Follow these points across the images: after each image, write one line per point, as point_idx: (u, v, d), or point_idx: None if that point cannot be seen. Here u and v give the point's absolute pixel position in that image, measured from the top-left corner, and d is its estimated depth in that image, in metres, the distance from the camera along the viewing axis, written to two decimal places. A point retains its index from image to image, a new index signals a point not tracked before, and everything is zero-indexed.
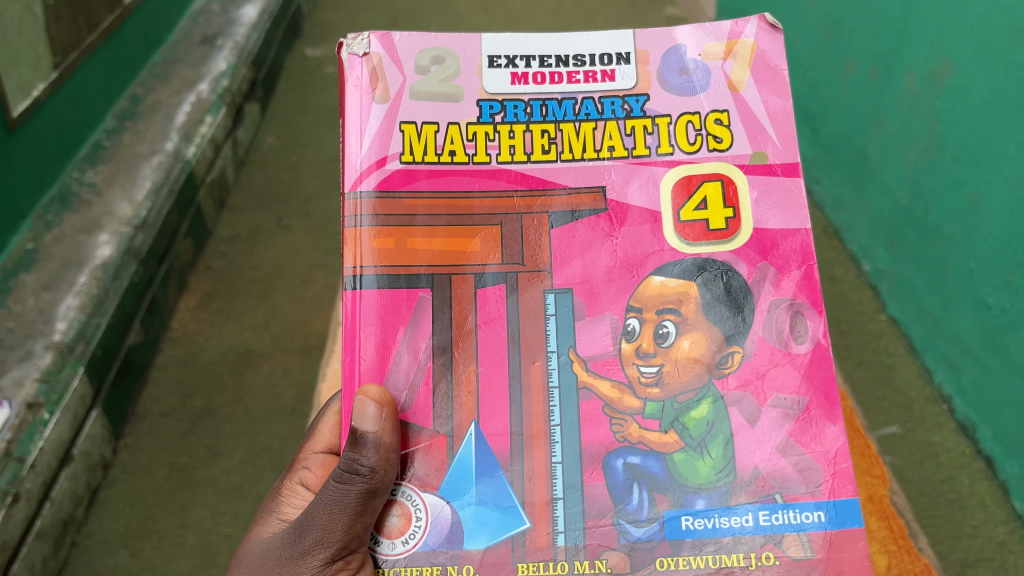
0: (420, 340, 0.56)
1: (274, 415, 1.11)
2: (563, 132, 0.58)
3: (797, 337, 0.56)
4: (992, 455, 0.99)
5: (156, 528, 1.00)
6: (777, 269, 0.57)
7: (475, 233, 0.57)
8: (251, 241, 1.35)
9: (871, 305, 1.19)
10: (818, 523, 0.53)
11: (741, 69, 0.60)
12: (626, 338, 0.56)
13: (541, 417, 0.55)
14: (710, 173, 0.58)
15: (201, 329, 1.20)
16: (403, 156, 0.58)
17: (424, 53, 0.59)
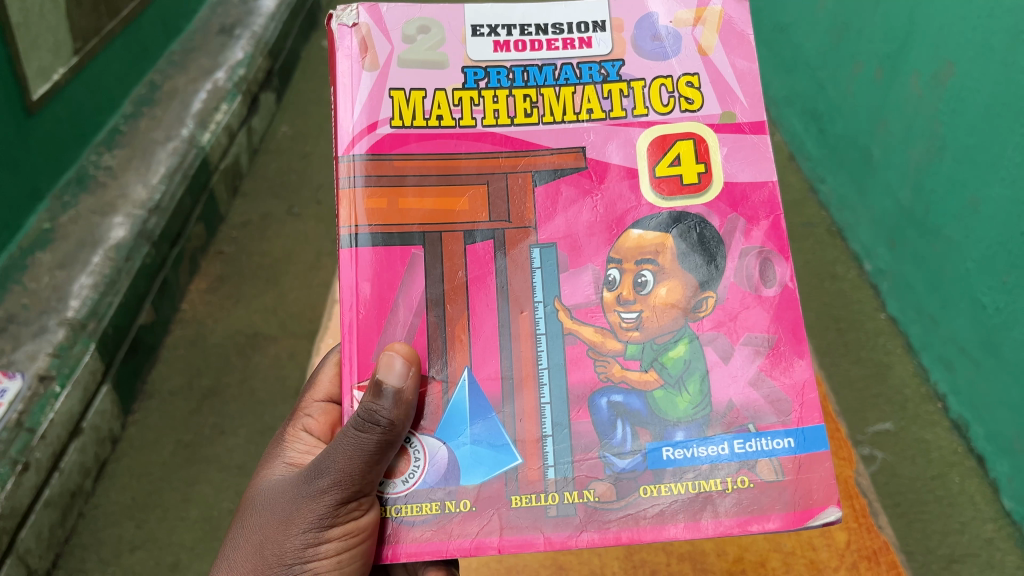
0: (414, 295, 0.57)
1: (279, 397, 1.13)
2: (544, 97, 0.59)
3: (766, 282, 0.57)
4: (983, 454, 0.99)
5: (160, 502, 1.02)
6: (746, 219, 0.58)
7: (464, 192, 0.58)
8: (263, 227, 1.37)
9: (871, 304, 1.20)
10: (787, 448, 0.55)
11: (710, 35, 0.60)
12: (607, 287, 0.57)
13: (530, 361, 0.57)
14: (683, 133, 0.59)
15: (211, 311, 1.22)
16: (393, 121, 0.58)
17: (410, 22, 0.59)
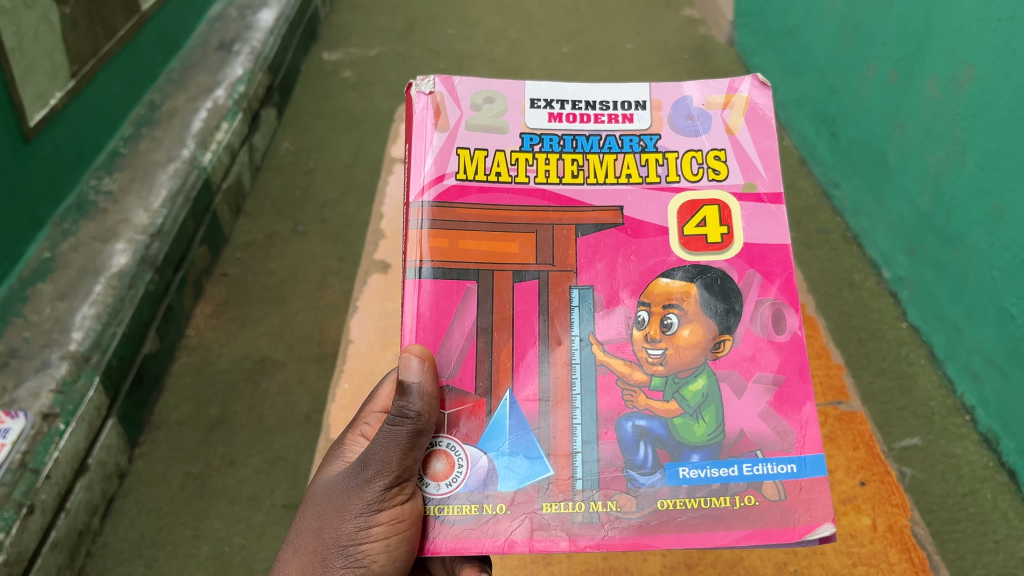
0: (466, 322, 0.60)
1: (288, 424, 1.08)
2: (589, 162, 0.63)
3: (778, 329, 0.60)
4: (1015, 468, 0.96)
5: (170, 538, 0.96)
6: (763, 276, 0.61)
7: (515, 238, 0.61)
8: (268, 247, 1.34)
9: (891, 312, 1.17)
10: (790, 473, 0.57)
11: (737, 116, 0.64)
12: (636, 325, 0.60)
13: (565, 384, 0.59)
14: (709, 199, 0.62)
15: (217, 336, 1.19)
16: (458, 174, 0.62)
17: (478, 93, 0.64)
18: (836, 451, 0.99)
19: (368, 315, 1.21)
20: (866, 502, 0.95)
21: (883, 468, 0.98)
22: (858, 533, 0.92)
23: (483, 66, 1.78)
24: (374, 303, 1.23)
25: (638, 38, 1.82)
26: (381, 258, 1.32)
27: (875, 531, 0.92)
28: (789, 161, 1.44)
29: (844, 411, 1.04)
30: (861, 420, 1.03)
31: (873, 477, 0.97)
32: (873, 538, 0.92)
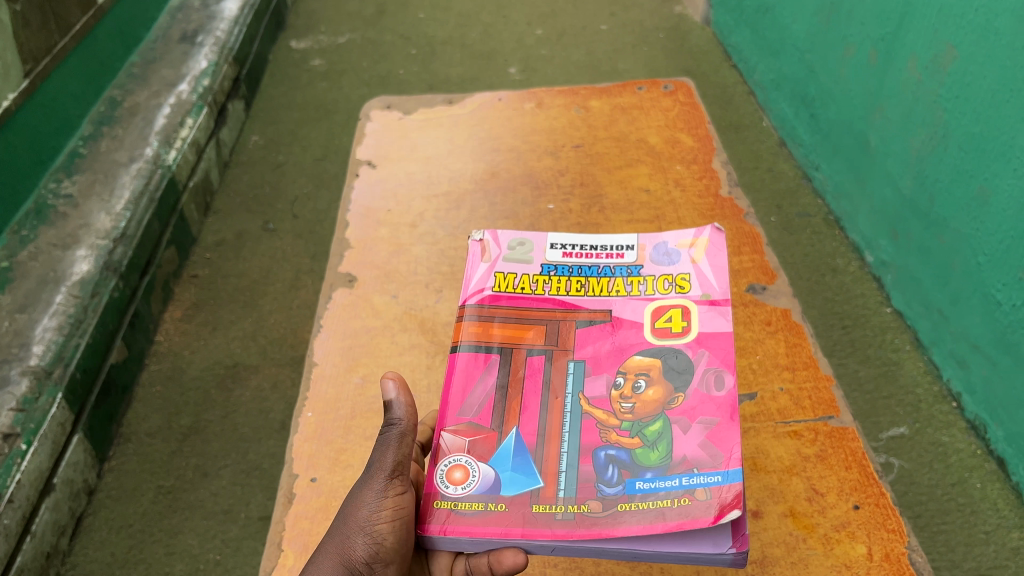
0: (492, 378, 0.69)
1: (264, 431, 1.04)
2: (589, 282, 0.75)
3: (718, 387, 0.65)
4: (1003, 456, 0.94)
5: (142, 556, 0.92)
6: (710, 355, 0.66)
7: (531, 327, 0.72)
8: (238, 246, 1.30)
9: (875, 297, 1.15)
10: (717, 482, 0.58)
11: (700, 253, 0.74)
12: (614, 388, 0.66)
13: (558, 425, 0.65)
14: (673, 304, 0.71)
15: (187, 342, 1.15)
16: (494, 287, 0.74)
17: (516, 240, 0.78)
18: (827, 472, 0.88)
19: (333, 335, 1.10)
20: (861, 529, 0.83)
21: (878, 489, 0.87)
22: (854, 563, 0.81)
23: (455, 52, 1.74)
24: (338, 321, 1.12)
25: (613, 19, 1.79)
26: (348, 270, 1.21)
27: (871, 561, 0.81)
28: (768, 143, 1.42)
29: (836, 427, 0.92)
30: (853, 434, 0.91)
31: (867, 500, 0.85)
32: (870, 569, 0.80)
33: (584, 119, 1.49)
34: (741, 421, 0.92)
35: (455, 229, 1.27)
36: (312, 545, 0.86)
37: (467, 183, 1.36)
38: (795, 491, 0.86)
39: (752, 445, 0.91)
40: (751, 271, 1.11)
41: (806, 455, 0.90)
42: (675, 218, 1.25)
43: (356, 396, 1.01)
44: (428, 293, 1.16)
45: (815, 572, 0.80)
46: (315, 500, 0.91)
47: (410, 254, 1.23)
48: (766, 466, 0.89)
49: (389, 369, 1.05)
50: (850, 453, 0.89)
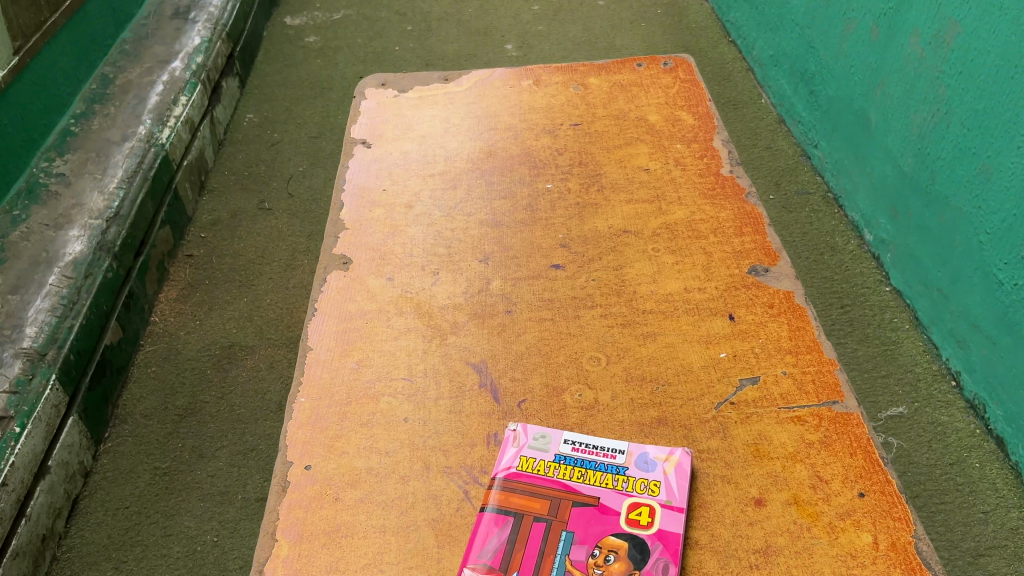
0: (506, 533, 0.81)
1: (260, 413, 1.01)
2: (588, 473, 0.85)
3: (665, 571, 0.77)
4: (1003, 436, 0.91)
5: (139, 538, 0.89)
6: (667, 560, 0.78)
7: (543, 502, 0.83)
8: (232, 226, 1.28)
9: (874, 276, 1.13)
10: None
11: (670, 466, 0.86)
12: (592, 556, 0.78)
13: (548, 568, 0.77)
14: (644, 502, 0.83)
15: (183, 322, 1.13)
16: (518, 467, 0.87)
17: (541, 435, 0.90)
18: (832, 458, 0.88)
19: (327, 319, 1.10)
20: (866, 517, 0.83)
21: (884, 477, 0.86)
22: (859, 552, 0.80)
23: (451, 28, 1.72)
24: (332, 305, 1.12)
25: None
26: (342, 253, 1.21)
27: (876, 550, 0.80)
28: (766, 121, 1.40)
29: (840, 413, 0.93)
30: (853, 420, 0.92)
31: (872, 488, 0.85)
32: (876, 558, 0.79)
33: (581, 97, 1.47)
34: (743, 409, 0.93)
35: (451, 210, 1.26)
36: (306, 534, 0.86)
37: (463, 162, 1.35)
38: (799, 479, 0.86)
39: (755, 431, 0.91)
40: (752, 253, 1.14)
41: (810, 441, 0.90)
42: (675, 198, 1.24)
43: (351, 381, 1.01)
44: (424, 275, 1.15)
45: (820, 561, 0.79)
46: (309, 488, 0.90)
47: (405, 236, 1.22)
48: (769, 452, 0.89)
49: (384, 353, 1.04)
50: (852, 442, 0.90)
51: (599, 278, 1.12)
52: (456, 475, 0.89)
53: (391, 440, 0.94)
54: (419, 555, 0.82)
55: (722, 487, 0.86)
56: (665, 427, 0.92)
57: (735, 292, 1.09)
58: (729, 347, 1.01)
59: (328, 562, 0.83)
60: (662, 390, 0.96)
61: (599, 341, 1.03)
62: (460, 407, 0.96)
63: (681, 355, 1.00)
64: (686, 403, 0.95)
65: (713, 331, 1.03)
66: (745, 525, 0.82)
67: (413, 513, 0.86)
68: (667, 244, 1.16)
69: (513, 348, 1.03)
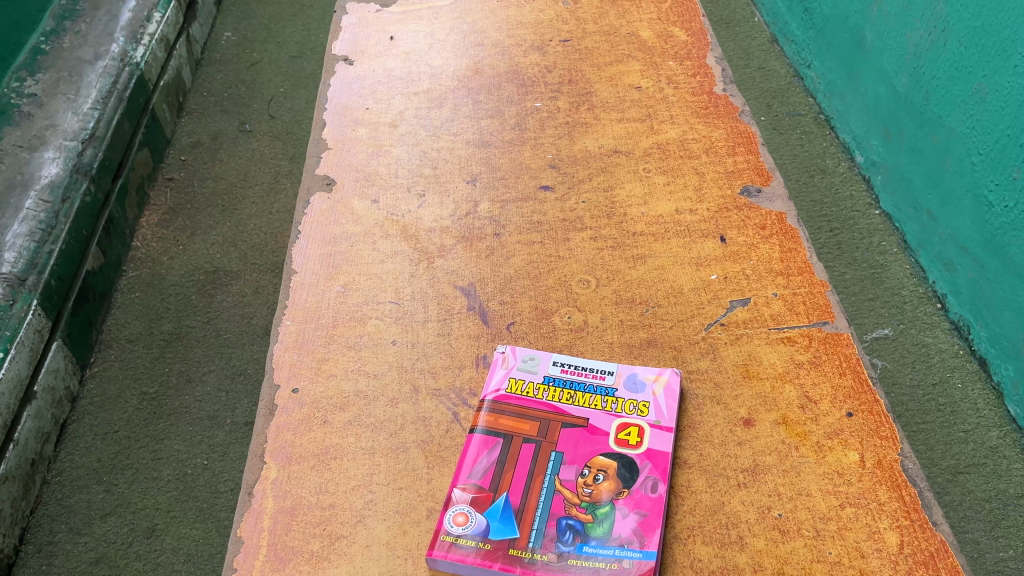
0: (496, 453, 0.81)
1: (247, 337, 1.00)
2: (577, 395, 0.86)
3: (653, 489, 0.78)
4: (985, 357, 0.90)
5: (130, 462, 0.89)
6: (656, 477, 0.79)
7: (531, 423, 0.84)
8: (214, 148, 1.25)
9: (864, 199, 1.10)
10: (639, 553, 0.73)
11: (659, 386, 0.87)
12: (580, 475, 0.79)
13: (537, 488, 0.78)
14: (633, 422, 0.84)
15: (165, 248, 1.11)
16: (507, 388, 0.87)
17: (530, 356, 0.90)
18: (821, 379, 0.89)
19: (312, 242, 1.09)
20: (854, 436, 0.84)
21: (871, 396, 0.88)
22: (846, 470, 0.81)
23: None
24: (316, 228, 1.11)
25: None
26: (325, 174, 1.19)
27: (863, 468, 0.81)
28: (759, 39, 1.37)
29: (830, 333, 0.94)
30: (846, 340, 0.93)
31: (860, 407, 0.86)
32: (862, 476, 0.81)
33: (571, 13, 1.45)
34: (734, 331, 0.94)
35: (437, 129, 1.24)
36: (295, 457, 0.87)
37: (448, 81, 1.32)
38: (789, 399, 0.87)
39: (745, 352, 0.92)
40: (745, 172, 1.14)
41: (800, 361, 0.91)
42: (667, 117, 1.23)
43: (337, 304, 1.01)
44: (410, 197, 1.13)
45: (807, 478, 0.80)
46: (297, 411, 0.91)
47: (390, 156, 1.20)
48: (759, 373, 0.90)
49: (370, 277, 1.03)
50: (842, 359, 0.91)
51: (589, 200, 1.11)
52: (445, 398, 0.90)
53: (379, 363, 0.94)
54: (409, 476, 0.83)
55: (711, 408, 0.87)
56: (655, 348, 0.93)
57: (727, 213, 1.08)
58: (721, 269, 1.01)
59: (317, 484, 0.84)
60: (651, 312, 0.96)
61: (589, 263, 1.02)
62: (448, 330, 0.96)
63: (671, 278, 1.00)
64: (676, 324, 0.95)
65: (704, 253, 1.03)
66: (733, 445, 0.83)
67: (402, 435, 0.87)
68: (658, 164, 1.15)
69: (502, 271, 1.02)
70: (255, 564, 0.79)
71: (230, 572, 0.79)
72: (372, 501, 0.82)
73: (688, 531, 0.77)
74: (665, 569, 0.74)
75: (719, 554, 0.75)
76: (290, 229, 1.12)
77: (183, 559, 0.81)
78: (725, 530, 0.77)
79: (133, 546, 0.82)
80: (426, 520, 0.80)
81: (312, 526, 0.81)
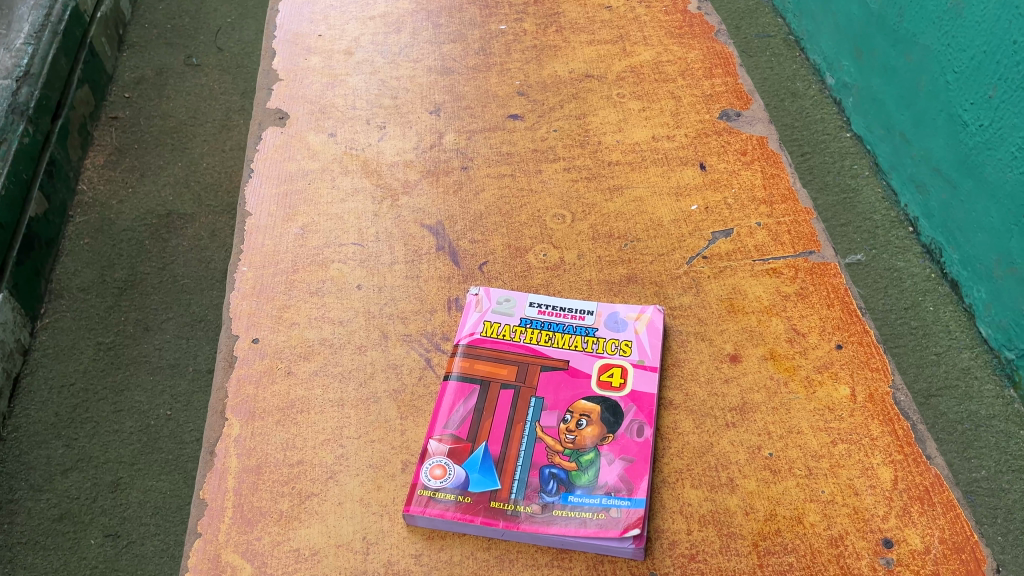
0: (473, 400, 0.79)
1: (206, 282, 0.96)
2: (556, 336, 0.84)
3: (638, 434, 0.76)
4: (957, 279, 0.89)
5: (89, 415, 0.86)
6: (640, 420, 0.77)
7: (509, 367, 0.81)
8: (160, 84, 1.19)
9: (834, 122, 1.08)
10: (627, 502, 0.71)
11: (641, 324, 0.85)
12: (563, 421, 0.76)
13: (518, 436, 0.76)
14: (615, 363, 0.81)
15: (114, 191, 1.06)
16: (482, 332, 0.85)
17: (504, 297, 0.88)
18: (808, 310, 0.87)
19: (266, 181, 1.04)
20: (844, 369, 0.82)
21: (861, 327, 0.86)
22: (837, 405, 0.79)
23: None
24: (270, 165, 1.05)
25: None
26: (277, 107, 1.13)
27: (854, 402, 0.80)
28: None
29: (817, 263, 0.92)
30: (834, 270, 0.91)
31: (850, 339, 0.85)
32: (854, 410, 0.79)
33: None
34: (717, 263, 0.92)
35: (395, 56, 1.18)
36: (258, 411, 0.82)
37: (406, 4, 1.26)
38: (776, 332, 0.85)
39: (729, 285, 0.90)
40: (723, 96, 1.10)
41: (786, 294, 0.89)
42: (640, 38, 1.19)
43: (296, 248, 0.96)
44: (370, 129, 1.09)
45: (797, 416, 0.79)
46: (258, 363, 0.86)
47: (347, 86, 1.15)
48: (744, 307, 0.88)
49: (331, 217, 0.99)
50: (828, 288, 0.89)
51: (560, 128, 1.07)
52: (415, 343, 0.86)
53: (344, 309, 0.90)
54: (381, 427, 0.80)
55: (695, 345, 0.85)
56: (635, 284, 0.90)
57: (706, 139, 1.05)
58: (701, 199, 0.98)
59: (283, 440, 0.80)
60: (630, 247, 0.94)
61: (562, 197, 0.99)
62: (417, 272, 0.93)
63: (650, 210, 0.97)
64: (656, 260, 0.93)
65: (683, 182, 1.00)
66: (720, 383, 0.81)
67: (372, 385, 0.83)
68: (632, 89, 1.12)
69: (471, 207, 0.99)
70: (220, 527, 0.74)
71: (195, 536, 0.74)
72: (344, 456, 0.78)
73: (676, 475, 0.75)
74: (654, 516, 0.72)
75: (708, 497, 0.73)
76: (243, 168, 1.06)
77: (151, 513, 0.79)
78: (714, 473, 0.75)
79: (97, 500, 0.80)
80: (401, 474, 0.76)
81: (280, 484, 0.77)
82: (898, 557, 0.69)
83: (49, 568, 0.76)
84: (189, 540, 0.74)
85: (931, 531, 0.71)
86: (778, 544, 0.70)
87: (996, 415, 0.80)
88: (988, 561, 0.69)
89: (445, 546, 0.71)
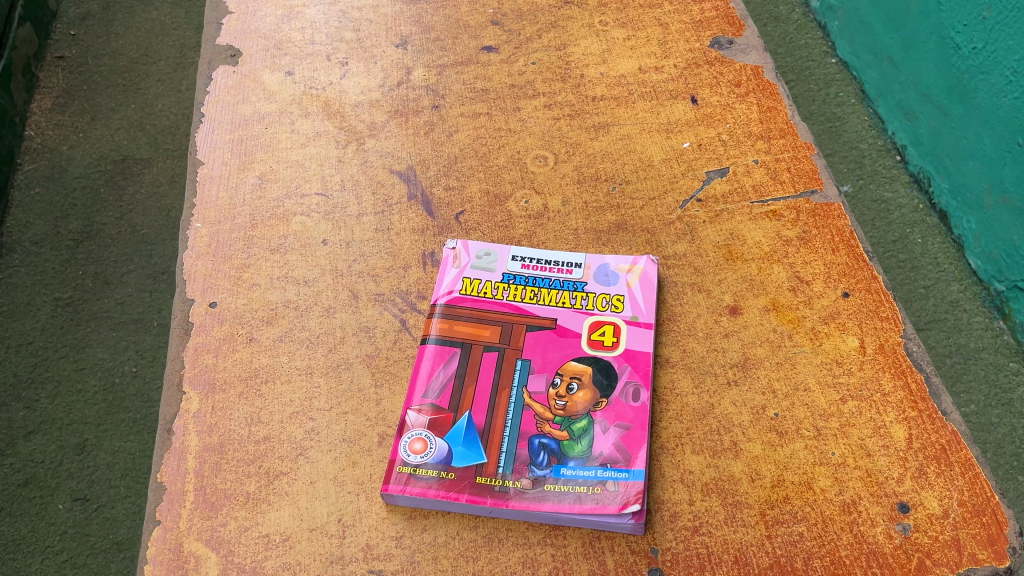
0: (453, 367, 0.75)
1: (167, 232, 0.91)
2: (541, 292, 0.80)
3: (635, 398, 0.73)
4: (945, 210, 0.87)
5: (49, 375, 0.82)
6: (636, 380, 0.74)
7: (491, 328, 0.77)
8: (107, 19, 1.11)
9: (819, 48, 1.04)
10: (625, 475, 0.68)
11: (634, 277, 0.81)
12: (552, 386, 0.73)
13: (504, 404, 0.72)
14: (608, 321, 0.77)
15: (64, 136, 1.00)
16: (461, 290, 0.80)
17: (484, 250, 0.84)
18: (812, 256, 0.83)
19: (218, 127, 0.98)
20: (852, 320, 0.78)
21: (868, 273, 0.82)
22: (845, 358, 0.76)
23: None
24: (222, 109, 0.99)
25: None
26: (228, 44, 1.06)
27: (864, 354, 0.76)
28: None
29: (819, 204, 0.87)
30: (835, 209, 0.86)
31: (857, 286, 0.80)
32: (863, 363, 0.75)
33: None
34: (714, 206, 0.88)
35: None
36: (218, 384, 0.77)
37: None
38: (778, 281, 0.81)
39: (726, 231, 0.86)
40: (714, 22, 1.04)
41: (788, 238, 0.84)
42: None
43: (253, 200, 0.91)
44: (331, 66, 1.03)
45: (803, 370, 0.75)
46: (216, 329, 0.81)
47: (304, 19, 1.08)
48: (743, 254, 0.84)
49: (290, 164, 0.94)
50: (828, 227, 0.85)
51: (539, 60, 1.02)
52: (389, 303, 0.82)
53: (310, 267, 0.85)
54: (355, 398, 0.76)
55: (691, 296, 0.81)
56: (626, 232, 0.86)
57: (696, 69, 1.00)
58: (694, 136, 0.94)
59: (246, 415, 0.75)
60: (619, 191, 0.90)
61: (544, 136, 0.95)
62: (389, 224, 0.88)
63: (638, 148, 0.93)
64: (648, 204, 0.88)
65: (674, 117, 0.95)
66: (720, 338, 0.78)
67: (343, 350, 0.79)
68: (616, 15, 1.06)
69: (445, 149, 0.94)
70: (182, 514, 0.70)
71: (154, 524, 0.70)
72: (314, 430, 0.74)
73: (676, 440, 0.72)
74: (654, 487, 0.69)
75: (711, 464, 0.70)
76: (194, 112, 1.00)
77: (120, 475, 0.76)
78: (717, 437, 0.72)
79: (64, 464, 0.77)
80: (378, 449, 0.73)
81: (245, 464, 0.73)
82: (916, 523, 0.66)
83: (16, 535, 0.73)
84: (147, 529, 0.70)
85: (948, 493, 0.68)
86: (787, 513, 0.67)
87: (985, 348, 0.79)
88: (1010, 524, 0.66)
89: (429, 527, 0.68)
